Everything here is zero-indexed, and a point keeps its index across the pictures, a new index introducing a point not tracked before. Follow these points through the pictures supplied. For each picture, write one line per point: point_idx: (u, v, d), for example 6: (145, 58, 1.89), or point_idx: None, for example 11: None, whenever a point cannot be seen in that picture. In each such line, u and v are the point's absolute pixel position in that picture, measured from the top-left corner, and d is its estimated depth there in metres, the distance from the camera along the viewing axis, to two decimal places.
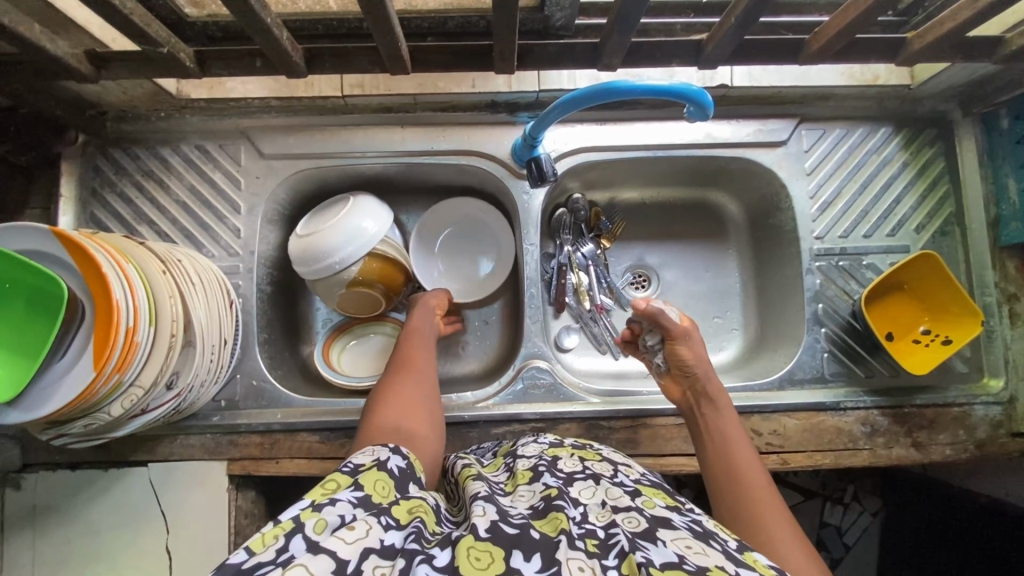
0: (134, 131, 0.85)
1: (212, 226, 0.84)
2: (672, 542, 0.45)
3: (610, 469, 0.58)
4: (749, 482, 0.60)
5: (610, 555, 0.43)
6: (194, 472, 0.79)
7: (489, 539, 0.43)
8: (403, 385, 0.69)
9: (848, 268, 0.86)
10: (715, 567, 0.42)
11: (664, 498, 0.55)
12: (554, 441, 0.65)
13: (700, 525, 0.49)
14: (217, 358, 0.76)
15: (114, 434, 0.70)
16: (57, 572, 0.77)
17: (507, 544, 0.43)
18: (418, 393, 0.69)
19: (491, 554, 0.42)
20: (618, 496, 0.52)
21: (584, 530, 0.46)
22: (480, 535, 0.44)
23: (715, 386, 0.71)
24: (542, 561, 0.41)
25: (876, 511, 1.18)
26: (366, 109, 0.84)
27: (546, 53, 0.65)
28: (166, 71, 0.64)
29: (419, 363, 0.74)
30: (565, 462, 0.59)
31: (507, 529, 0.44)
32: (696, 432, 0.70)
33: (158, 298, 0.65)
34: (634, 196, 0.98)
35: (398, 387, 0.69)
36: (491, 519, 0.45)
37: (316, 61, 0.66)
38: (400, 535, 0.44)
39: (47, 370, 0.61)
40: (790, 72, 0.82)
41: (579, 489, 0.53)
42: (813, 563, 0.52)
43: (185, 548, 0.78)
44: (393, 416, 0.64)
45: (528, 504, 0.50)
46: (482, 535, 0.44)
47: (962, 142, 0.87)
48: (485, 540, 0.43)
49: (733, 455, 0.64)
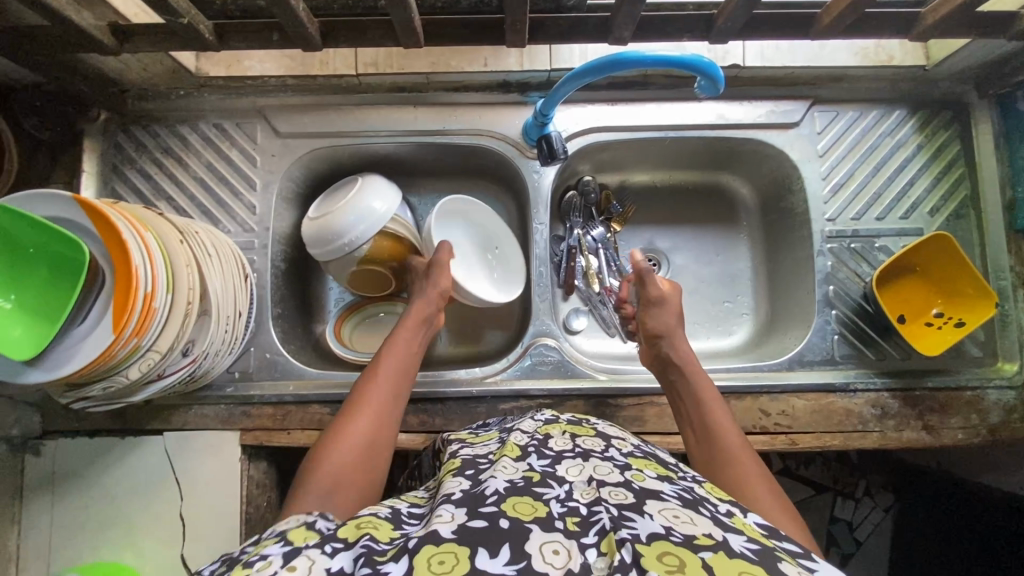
0: (154, 109, 0.87)
1: (229, 202, 0.86)
2: (659, 514, 0.45)
3: (602, 444, 0.59)
4: (726, 440, 0.65)
5: (590, 533, 0.44)
6: (208, 440, 0.81)
7: (452, 539, 0.42)
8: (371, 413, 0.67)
9: (860, 250, 0.86)
10: (702, 535, 0.43)
11: (656, 469, 0.55)
12: (551, 418, 0.66)
13: (690, 494, 0.50)
14: (232, 329, 0.78)
15: (130, 399, 0.71)
16: (75, 536, 0.80)
17: (473, 542, 0.41)
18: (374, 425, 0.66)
19: (454, 553, 0.40)
20: (608, 472, 0.52)
21: (567, 507, 0.47)
22: (443, 536, 0.42)
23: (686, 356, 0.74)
24: (512, 554, 0.41)
25: (889, 507, 1.15)
26: (380, 88, 0.86)
27: (558, 28, 0.66)
28: (186, 43, 0.65)
29: (398, 355, 0.73)
30: (556, 440, 0.59)
31: (472, 524, 0.43)
32: (674, 398, 0.73)
33: (176, 266, 0.67)
34: (646, 179, 0.98)
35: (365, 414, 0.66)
36: (457, 521, 0.43)
37: (331, 35, 0.67)
38: (349, 559, 0.42)
39: (67, 334, 0.62)
40: (803, 52, 0.82)
41: (567, 466, 0.53)
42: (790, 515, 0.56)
43: (199, 515, 0.79)
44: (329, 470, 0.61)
45: (509, 477, 0.50)
46: (446, 536, 0.42)
47: (979, 125, 0.86)
48: (449, 542, 0.41)
49: (709, 417, 0.68)
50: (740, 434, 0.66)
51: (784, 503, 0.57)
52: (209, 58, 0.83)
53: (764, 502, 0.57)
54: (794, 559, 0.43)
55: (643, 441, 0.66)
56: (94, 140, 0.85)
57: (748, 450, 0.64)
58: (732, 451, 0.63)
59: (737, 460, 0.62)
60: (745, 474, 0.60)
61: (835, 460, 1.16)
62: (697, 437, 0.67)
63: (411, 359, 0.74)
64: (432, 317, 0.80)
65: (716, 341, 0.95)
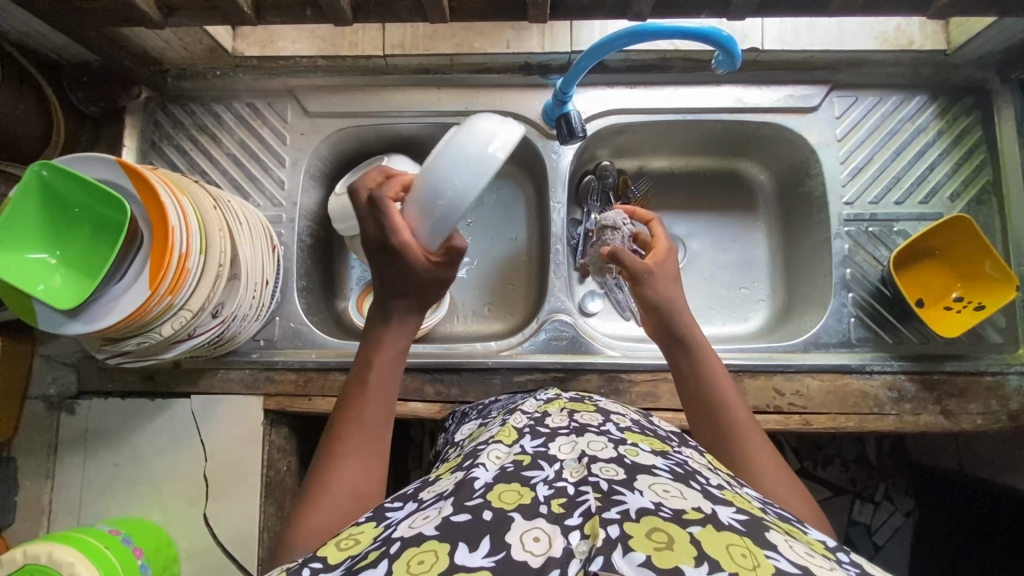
0: (191, 89, 0.91)
1: (259, 177, 0.90)
2: (649, 489, 0.42)
3: (599, 419, 0.54)
4: (730, 413, 0.62)
5: (575, 514, 0.41)
6: (232, 405, 0.84)
7: (435, 537, 0.39)
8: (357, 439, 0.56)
9: (878, 234, 0.86)
10: (691, 509, 0.41)
11: (651, 443, 0.51)
12: (552, 397, 0.61)
13: (682, 467, 0.47)
14: (259, 296, 0.80)
15: (163, 357, 0.74)
16: (103, 492, 0.83)
17: (454, 537, 0.39)
18: (360, 450, 0.55)
19: (434, 551, 0.38)
20: (601, 447, 0.48)
21: (553, 488, 0.43)
22: (426, 535, 0.40)
23: (686, 327, 0.67)
24: (492, 546, 0.38)
25: (910, 512, 1.13)
26: (405, 70, 0.89)
27: (579, 5, 0.69)
28: (228, 18, 0.70)
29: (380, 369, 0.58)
30: (553, 418, 0.54)
31: (456, 518, 0.41)
32: (676, 365, 0.67)
33: (210, 232, 0.70)
34: (664, 164, 0.99)
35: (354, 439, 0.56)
36: (441, 516, 0.41)
37: (361, 10, 0.70)
38: None
39: (106, 291, 0.65)
40: (821, 37, 0.83)
41: (559, 444, 0.49)
42: (794, 491, 0.56)
43: (221, 476, 0.82)
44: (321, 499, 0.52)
45: (498, 465, 0.47)
46: (429, 534, 0.40)
47: (1000, 111, 0.86)
48: (431, 540, 0.39)
49: (708, 387, 0.64)
50: (739, 400, 0.63)
51: (793, 478, 0.57)
52: (244, 38, 0.87)
53: (776, 487, 0.56)
54: (783, 529, 0.41)
55: (644, 415, 0.61)
56: (136, 117, 0.90)
57: (751, 420, 0.62)
58: (739, 427, 0.61)
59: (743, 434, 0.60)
60: (754, 450, 0.59)
61: (854, 461, 1.13)
62: (695, 411, 0.64)
63: (392, 372, 0.59)
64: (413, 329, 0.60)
65: (733, 327, 0.95)
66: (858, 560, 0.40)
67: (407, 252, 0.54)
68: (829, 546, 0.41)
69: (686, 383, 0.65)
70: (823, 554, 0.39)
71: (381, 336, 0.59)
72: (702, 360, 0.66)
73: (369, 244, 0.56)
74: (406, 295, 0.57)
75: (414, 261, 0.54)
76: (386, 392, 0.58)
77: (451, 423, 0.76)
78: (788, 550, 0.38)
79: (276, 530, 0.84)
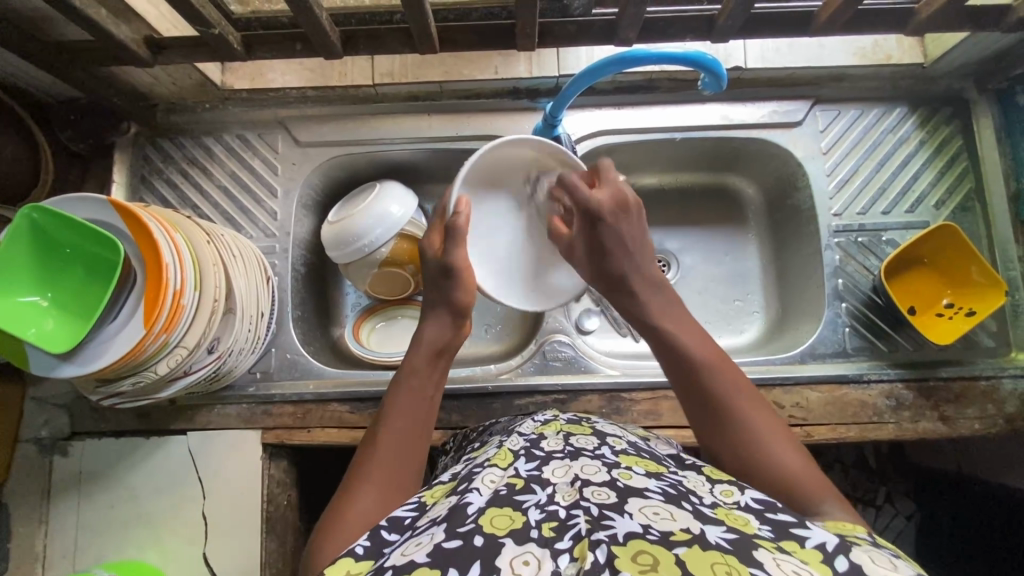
0: (181, 122, 0.91)
1: (251, 209, 0.89)
2: (639, 512, 0.42)
3: (594, 442, 0.53)
4: (740, 410, 0.57)
5: (565, 537, 0.41)
6: (230, 439, 0.83)
7: (426, 563, 0.39)
8: (377, 460, 0.57)
9: (867, 244, 0.87)
10: (679, 530, 0.41)
11: (646, 465, 0.51)
12: (549, 418, 0.60)
13: (675, 488, 0.47)
14: (255, 330, 0.80)
15: (157, 396, 0.73)
16: (98, 536, 0.81)
17: (444, 562, 0.39)
18: (379, 469, 0.56)
19: None
20: (594, 470, 0.48)
21: (545, 512, 0.43)
22: (418, 562, 0.40)
23: (670, 309, 0.64)
24: (482, 569, 0.39)
25: (911, 514, 1.10)
26: (396, 98, 0.90)
27: (565, 32, 0.71)
28: (216, 54, 0.70)
29: (405, 398, 0.61)
30: (548, 441, 0.53)
31: (447, 544, 0.41)
32: (660, 348, 0.63)
33: (204, 266, 0.69)
34: (653, 182, 1.00)
35: (375, 461, 0.57)
36: (433, 542, 0.41)
37: (351, 43, 0.71)
38: None
39: (101, 330, 0.64)
40: (802, 54, 0.85)
41: (552, 467, 0.49)
42: (802, 460, 0.54)
43: (219, 512, 0.81)
44: (339, 516, 0.52)
45: (492, 489, 0.46)
46: (421, 561, 0.40)
47: (979, 120, 0.88)
48: (422, 567, 0.39)
49: (703, 378, 0.59)
50: (743, 381, 0.59)
51: (811, 462, 0.55)
52: (233, 71, 0.87)
53: (788, 462, 0.54)
54: (773, 544, 0.41)
55: (642, 437, 0.62)
56: (125, 152, 0.90)
57: (764, 412, 0.57)
58: (741, 409, 0.57)
59: (752, 430, 0.55)
60: (771, 448, 0.54)
61: (853, 466, 1.12)
62: (699, 421, 0.59)
63: (421, 401, 0.61)
64: (446, 348, 0.66)
65: (730, 339, 0.95)
66: (855, 564, 0.40)
67: (427, 244, 0.70)
68: (827, 552, 0.40)
69: (678, 369, 0.60)
70: (815, 570, 0.38)
71: (410, 364, 0.64)
72: (692, 346, 0.60)
73: (427, 251, 0.70)
74: (435, 314, 0.67)
75: (426, 248, 0.70)
76: (410, 419, 0.60)
77: (451, 447, 0.76)
78: (775, 567, 0.37)
79: (279, 566, 0.83)
